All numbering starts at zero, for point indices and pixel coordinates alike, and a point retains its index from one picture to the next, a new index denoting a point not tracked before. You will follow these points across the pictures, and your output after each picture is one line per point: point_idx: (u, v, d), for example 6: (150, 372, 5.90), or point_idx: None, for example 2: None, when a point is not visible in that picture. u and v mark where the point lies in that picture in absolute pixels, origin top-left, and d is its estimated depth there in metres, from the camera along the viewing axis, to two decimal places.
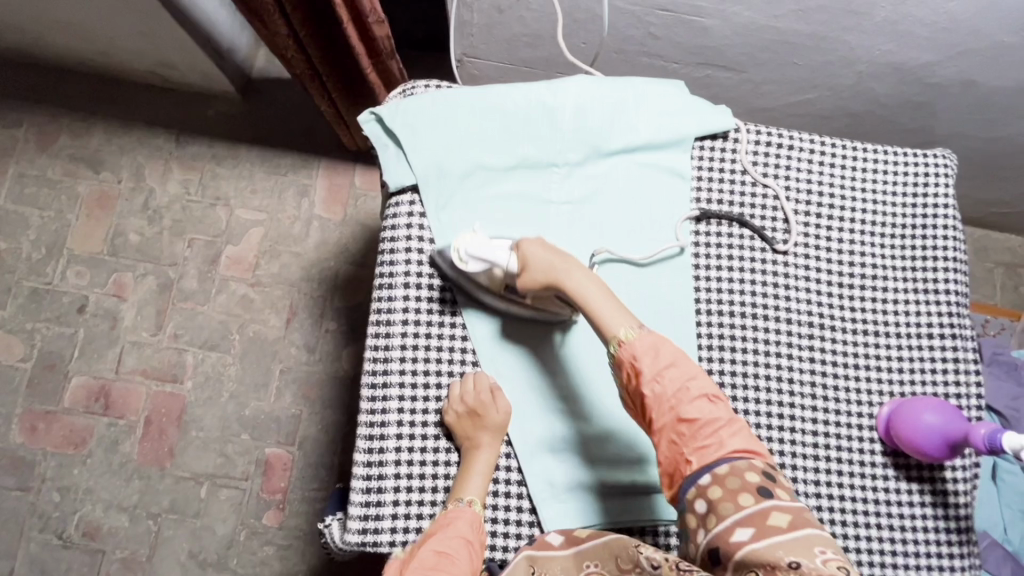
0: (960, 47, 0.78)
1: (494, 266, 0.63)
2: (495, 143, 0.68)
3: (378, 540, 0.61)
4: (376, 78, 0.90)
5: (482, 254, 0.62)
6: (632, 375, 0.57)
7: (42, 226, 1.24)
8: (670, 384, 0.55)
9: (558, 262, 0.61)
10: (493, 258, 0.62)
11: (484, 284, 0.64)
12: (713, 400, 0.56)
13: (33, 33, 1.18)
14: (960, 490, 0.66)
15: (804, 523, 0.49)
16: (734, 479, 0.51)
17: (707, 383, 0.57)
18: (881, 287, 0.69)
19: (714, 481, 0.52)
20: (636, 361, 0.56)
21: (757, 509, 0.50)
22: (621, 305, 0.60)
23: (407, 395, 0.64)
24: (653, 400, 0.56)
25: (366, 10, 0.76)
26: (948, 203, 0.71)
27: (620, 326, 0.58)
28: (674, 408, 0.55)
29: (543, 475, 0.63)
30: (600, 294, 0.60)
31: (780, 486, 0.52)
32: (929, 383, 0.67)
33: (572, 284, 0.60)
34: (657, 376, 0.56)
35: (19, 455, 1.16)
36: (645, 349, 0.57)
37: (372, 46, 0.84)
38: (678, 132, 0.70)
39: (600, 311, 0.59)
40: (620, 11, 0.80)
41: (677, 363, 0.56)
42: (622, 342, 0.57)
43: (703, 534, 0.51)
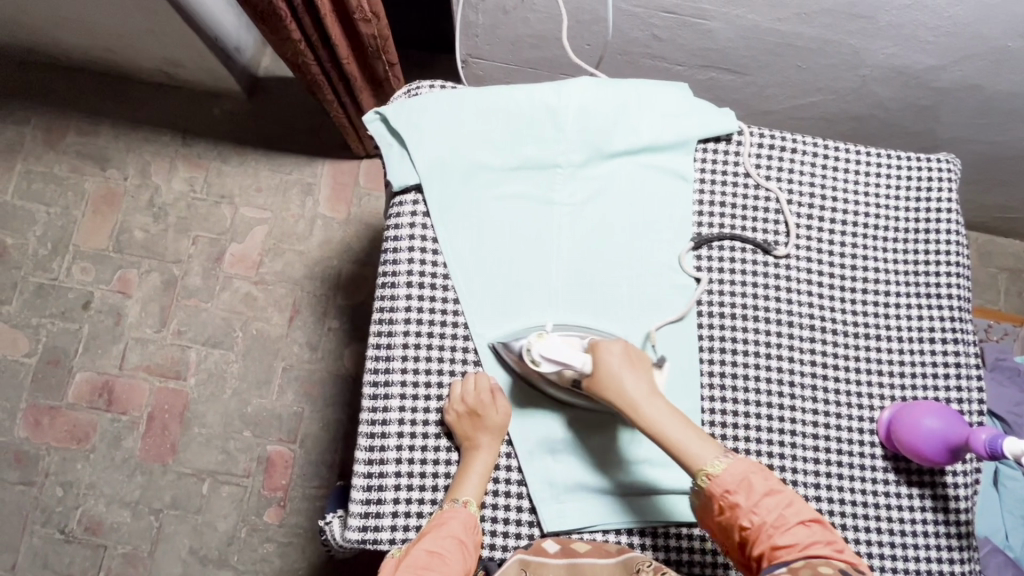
0: (964, 51, 0.78)
1: (566, 368, 0.60)
2: (500, 145, 0.68)
3: (378, 537, 0.61)
4: (356, 68, 0.88)
5: (556, 357, 0.59)
6: (727, 508, 0.54)
7: (49, 222, 1.25)
8: (769, 513, 0.53)
9: (638, 377, 0.59)
10: (566, 362, 0.59)
11: (553, 380, 0.62)
12: (809, 524, 0.53)
13: (41, 31, 1.19)
14: (960, 495, 0.66)
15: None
16: (809, 574, 0.49)
17: (804, 508, 0.54)
18: (883, 291, 0.69)
19: (789, 573, 0.49)
20: (730, 495, 0.54)
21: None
22: (700, 431, 0.58)
23: (408, 394, 0.64)
24: (752, 531, 0.53)
25: (353, 8, 0.74)
26: (950, 207, 0.71)
27: (706, 458, 0.56)
28: (772, 537, 0.52)
29: (543, 475, 0.63)
30: (680, 424, 0.58)
31: None
32: (930, 387, 0.67)
33: (651, 403, 0.58)
34: (755, 507, 0.53)
35: (23, 450, 1.16)
36: (740, 480, 0.54)
37: (357, 39, 0.82)
38: (681, 133, 0.70)
39: (684, 440, 0.57)
40: (624, 13, 0.81)
41: (776, 491, 0.54)
42: (710, 476, 0.55)
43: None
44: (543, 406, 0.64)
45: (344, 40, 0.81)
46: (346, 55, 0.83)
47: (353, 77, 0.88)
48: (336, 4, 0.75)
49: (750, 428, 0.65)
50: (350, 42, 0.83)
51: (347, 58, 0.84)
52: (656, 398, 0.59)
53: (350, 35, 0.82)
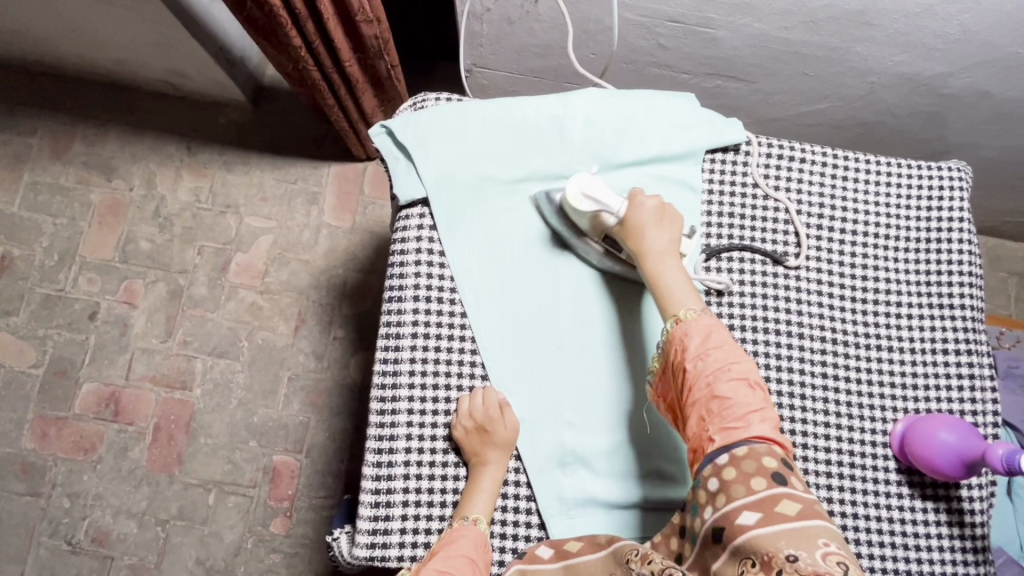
0: (973, 58, 0.77)
1: (603, 211, 0.63)
2: (507, 157, 0.68)
3: (387, 554, 0.61)
4: (358, 70, 0.87)
5: (598, 197, 0.63)
6: (678, 352, 0.57)
7: (55, 233, 1.25)
8: (712, 363, 0.55)
9: (663, 233, 0.62)
10: (606, 202, 0.63)
11: (587, 227, 0.65)
12: (753, 386, 0.55)
13: (46, 43, 1.19)
14: (976, 509, 0.65)
15: (814, 514, 0.47)
16: (751, 463, 0.51)
17: (751, 370, 0.56)
18: (895, 301, 0.69)
19: (730, 462, 0.51)
20: (686, 338, 0.57)
21: (768, 494, 0.49)
22: (695, 292, 0.61)
23: (416, 409, 0.64)
24: (692, 377, 0.55)
25: (354, 10, 0.73)
26: (962, 217, 0.70)
27: (682, 306, 0.59)
28: (710, 384, 0.54)
29: (553, 490, 0.62)
30: (679, 276, 0.61)
31: (795, 477, 0.51)
32: (943, 399, 0.66)
33: (663, 258, 0.61)
34: (702, 354, 0.55)
35: (30, 461, 1.16)
36: (698, 330, 0.57)
37: (359, 41, 0.82)
38: (690, 144, 0.69)
39: (676, 290, 0.60)
40: (630, 23, 0.80)
41: (724, 346, 0.56)
42: (679, 321, 0.58)
43: (710, 511, 0.50)
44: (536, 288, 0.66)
45: (345, 41, 0.81)
46: (347, 57, 0.83)
47: (353, 78, 0.88)
48: (337, 6, 0.74)
49: None
50: (353, 44, 0.82)
51: (348, 61, 0.83)
52: (671, 254, 0.62)
53: (352, 37, 0.82)
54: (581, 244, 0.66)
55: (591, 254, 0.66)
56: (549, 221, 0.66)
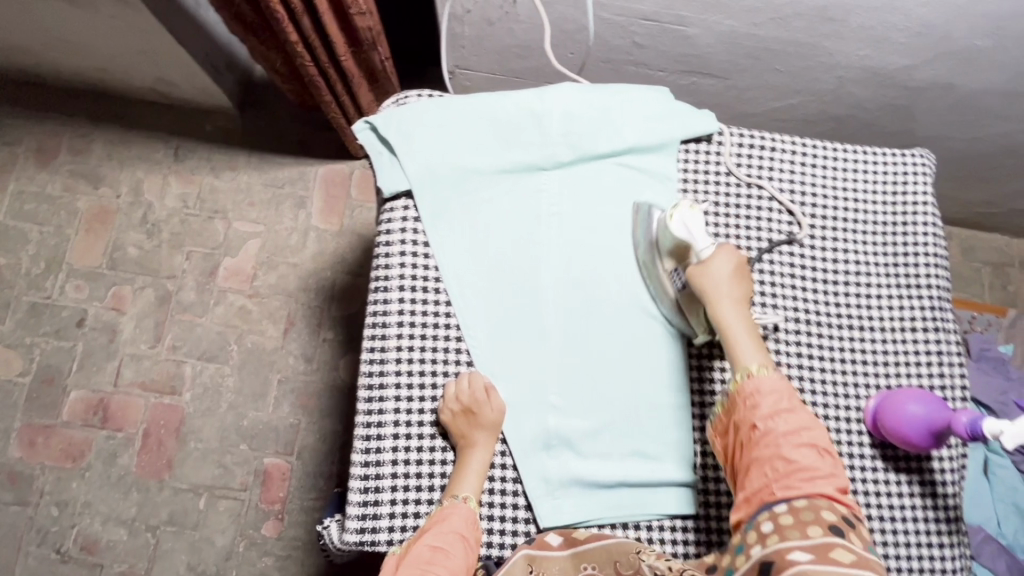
0: (934, 51, 0.81)
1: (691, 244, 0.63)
2: (487, 150, 0.70)
3: (376, 539, 0.62)
4: (354, 64, 0.89)
5: (692, 231, 0.63)
6: (745, 408, 0.57)
7: (42, 241, 1.25)
8: (783, 424, 0.55)
9: (739, 285, 0.62)
10: (695, 238, 0.63)
11: (668, 246, 0.65)
12: (822, 452, 0.55)
13: (32, 53, 1.20)
14: (947, 480, 0.67)
15: (869, 568, 0.48)
16: (809, 513, 0.51)
17: (821, 436, 0.56)
18: (864, 282, 0.71)
19: (789, 511, 0.52)
20: (756, 395, 0.57)
21: (824, 541, 0.50)
22: (763, 346, 0.60)
23: (403, 395, 0.65)
24: (759, 434, 0.56)
25: (348, 4, 0.75)
26: (925, 200, 0.73)
27: (753, 360, 0.59)
28: (777, 444, 0.54)
29: (537, 472, 0.64)
30: (749, 332, 0.60)
31: (854, 533, 0.51)
32: (913, 376, 0.69)
33: (733, 307, 0.61)
34: (772, 415, 0.56)
35: (17, 470, 1.16)
36: (769, 389, 0.57)
37: (353, 35, 0.83)
38: (664, 135, 0.72)
39: (744, 340, 0.60)
40: (606, 22, 0.83)
41: (796, 410, 0.56)
42: (751, 374, 0.58)
43: (758, 549, 0.51)
44: (520, 277, 0.68)
45: (341, 36, 0.82)
46: (343, 51, 0.85)
47: (350, 72, 0.89)
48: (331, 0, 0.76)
49: None
50: (347, 38, 0.84)
51: (344, 55, 0.85)
52: (741, 305, 0.61)
53: (347, 30, 0.83)
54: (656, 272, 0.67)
55: (661, 287, 0.67)
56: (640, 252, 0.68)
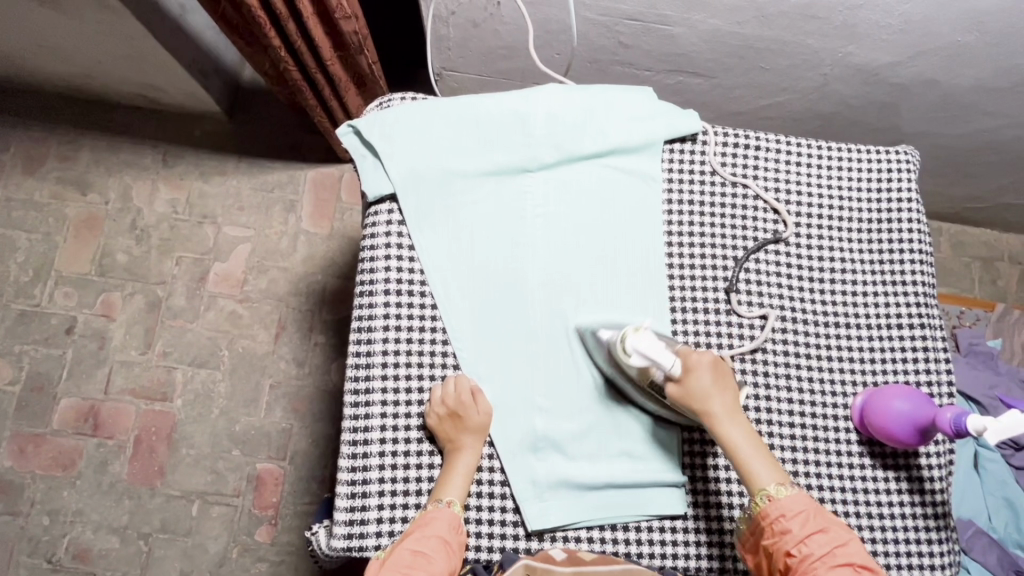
0: (917, 47, 0.81)
1: (656, 365, 0.59)
2: (471, 153, 0.69)
3: (364, 544, 0.61)
4: (340, 68, 0.89)
5: (651, 352, 0.58)
6: (776, 533, 0.56)
7: (30, 248, 1.24)
8: (818, 547, 0.54)
9: (723, 395, 0.60)
10: (658, 358, 0.59)
11: (633, 372, 0.61)
12: (859, 570, 0.53)
13: (17, 59, 1.19)
14: (935, 476, 0.67)
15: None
16: None
17: (856, 552, 0.54)
18: (850, 280, 0.71)
19: None
20: (784, 519, 0.56)
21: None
22: (768, 455, 0.60)
23: (389, 400, 0.65)
24: (795, 560, 0.54)
25: (333, 7, 0.75)
26: (910, 197, 0.74)
27: (768, 480, 0.58)
28: (814, 570, 0.53)
29: (525, 474, 0.63)
30: (752, 445, 0.60)
31: None
32: (900, 372, 0.69)
33: (731, 422, 0.60)
34: (805, 539, 0.54)
35: (7, 479, 1.15)
36: (795, 511, 0.56)
37: (339, 40, 0.83)
38: (649, 134, 0.72)
39: (752, 461, 0.59)
40: (590, 22, 0.83)
41: (827, 529, 0.55)
42: (770, 498, 0.57)
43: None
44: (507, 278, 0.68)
45: (326, 41, 0.82)
46: (328, 55, 0.84)
47: (336, 76, 0.89)
48: (316, 4, 0.76)
49: None
50: (333, 42, 0.84)
51: (329, 59, 0.85)
52: (733, 415, 0.60)
53: (332, 34, 0.83)
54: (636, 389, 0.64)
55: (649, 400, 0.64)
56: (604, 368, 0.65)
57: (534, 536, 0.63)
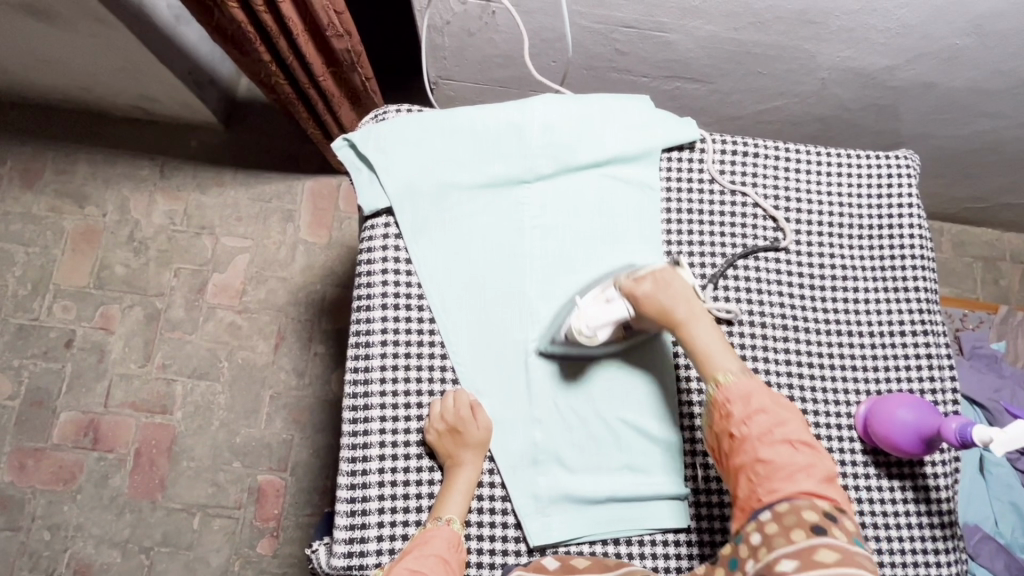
0: (915, 51, 0.80)
1: (619, 322, 0.62)
2: (468, 165, 0.69)
3: (364, 562, 0.61)
4: (333, 84, 0.88)
5: (605, 318, 0.61)
6: (723, 417, 0.58)
7: (28, 262, 1.24)
8: (757, 426, 0.56)
9: (676, 302, 0.62)
10: (614, 316, 0.61)
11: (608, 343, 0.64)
12: (799, 446, 0.55)
13: (13, 73, 1.19)
14: (941, 485, 0.66)
15: (854, 565, 0.48)
16: (791, 517, 0.52)
17: (797, 429, 0.56)
18: (851, 287, 0.71)
19: (773, 518, 0.52)
20: (729, 404, 0.58)
21: (809, 545, 0.50)
22: (725, 345, 0.61)
23: (388, 416, 0.64)
24: (738, 441, 0.57)
25: (325, 25, 0.75)
26: (911, 202, 0.73)
27: (719, 368, 0.60)
28: (755, 449, 0.55)
29: (527, 488, 0.63)
30: (708, 339, 0.61)
31: (838, 526, 0.51)
32: (903, 379, 0.68)
33: (700, 322, 0.62)
34: (745, 419, 0.56)
35: (7, 494, 1.15)
36: (740, 394, 0.58)
37: (332, 56, 0.83)
38: (647, 143, 0.71)
39: (707, 353, 0.60)
40: (585, 30, 0.83)
41: (768, 408, 0.57)
42: (719, 385, 0.59)
43: (753, 564, 0.51)
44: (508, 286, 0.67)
45: (319, 57, 0.82)
46: (321, 72, 0.84)
47: (329, 92, 0.89)
48: (307, 22, 0.75)
49: None
50: (326, 59, 0.83)
51: (322, 75, 0.84)
52: (693, 318, 0.62)
53: (325, 51, 0.82)
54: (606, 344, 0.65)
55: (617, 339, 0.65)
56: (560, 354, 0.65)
57: (536, 551, 0.62)
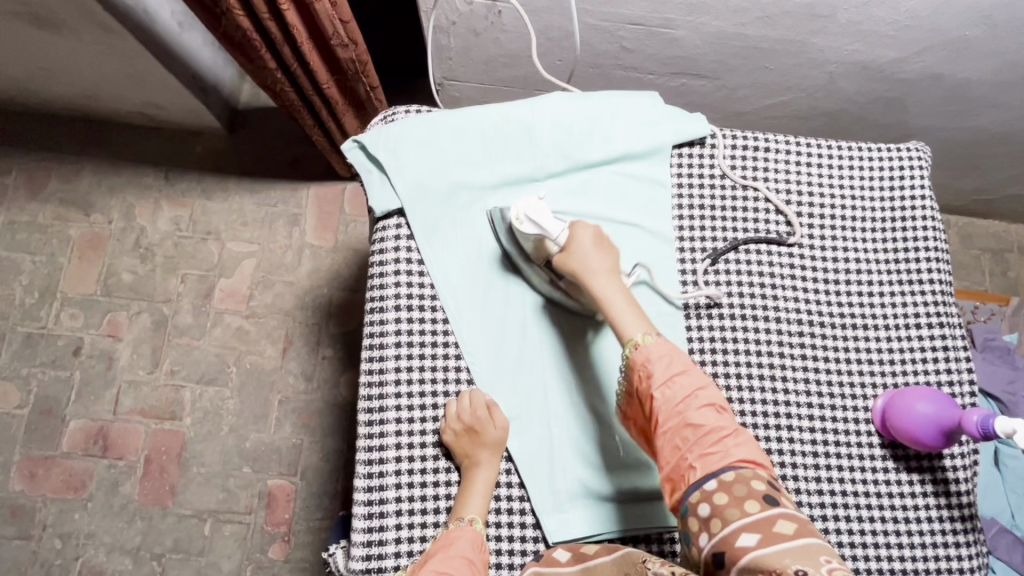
0: (923, 43, 0.80)
1: (545, 237, 0.63)
2: (478, 164, 0.69)
3: (383, 565, 0.60)
4: (337, 91, 0.88)
5: (541, 222, 0.63)
6: (644, 379, 0.57)
7: (35, 271, 1.24)
8: (679, 390, 0.56)
9: (603, 254, 0.63)
10: (547, 228, 0.63)
11: (531, 252, 0.65)
12: (721, 410, 0.56)
13: (16, 81, 1.19)
14: (960, 478, 0.66)
15: (810, 532, 0.47)
16: (741, 487, 0.51)
17: (715, 394, 0.57)
18: (866, 280, 0.70)
19: (720, 488, 0.51)
20: (649, 363, 0.57)
21: (763, 515, 0.48)
22: (641, 312, 0.61)
23: (404, 419, 0.64)
24: (660, 406, 0.56)
25: (330, 34, 0.74)
26: (924, 193, 0.73)
27: (637, 330, 0.60)
28: (682, 414, 0.55)
29: (545, 486, 0.63)
30: (622, 299, 0.61)
31: (783, 495, 0.51)
32: (920, 372, 0.68)
33: (604, 278, 0.61)
34: (667, 382, 0.56)
35: (18, 503, 1.14)
36: (658, 356, 0.58)
37: (336, 64, 0.83)
38: (657, 140, 0.71)
39: (622, 313, 0.60)
40: (592, 28, 0.83)
41: (688, 371, 0.57)
42: (638, 345, 0.59)
43: (706, 538, 0.49)
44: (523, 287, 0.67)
45: (323, 66, 0.82)
46: (325, 79, 0.84)
47: (333, 99, 0.89)
48: (312, 30, 0.75)
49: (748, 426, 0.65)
50: (330, 66, 0.83)
51: (326, 83, 0.84)
52: (613, 275, 0.62)
53: (329, 59, 0.82)
54: (528, 266, 0.66)
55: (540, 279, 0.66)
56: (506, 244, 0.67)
57: None
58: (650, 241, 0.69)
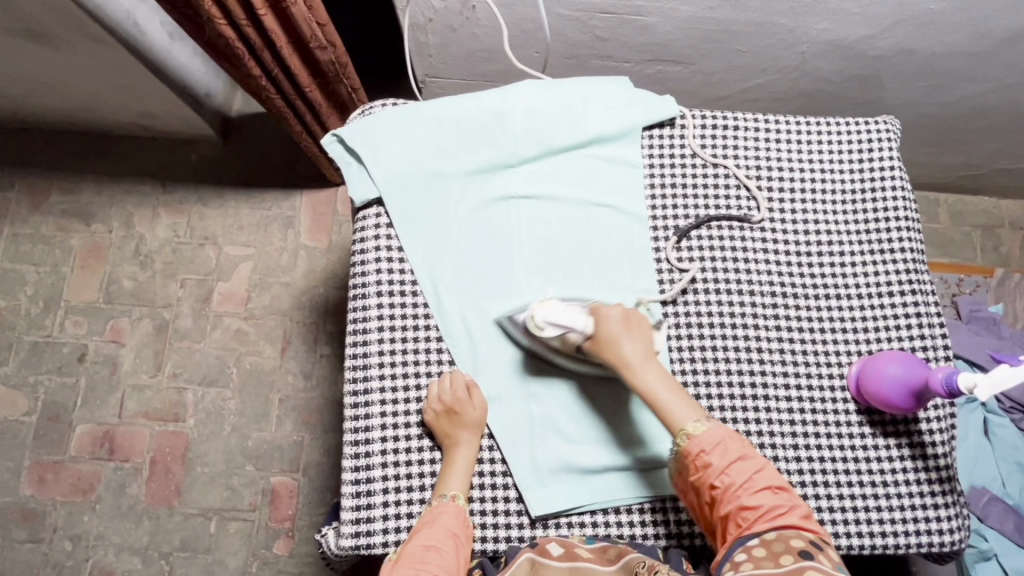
0: (890, 19, 0.81)
1: (569, 331, 0.63)
2: (454, 153, 0.71)
3: (371, 541, 0.62)
4: (320, 95, 0.91)
5: (560, 320, 0.62)
6: (700, 468, 0.58)
7: (38, 281, 1.27)
8: (738, 475, 0.57)
9: (636, 341, 0.62)
10: (570, 322, 0.62)
11: (555, 347, 0.64)
12: (778, 490, 0.57)
13: (15, 98, 1.23)
14: (937, 441, 0.67)
15: None
16: (780, 544, 0.53)
17: (773, 474, 0.58)
18: (838, 251, 0.72)
19: (761, 543, 0.53)
20: (704, 455, 0.58)
21: (795, 566, 0.51)
22: (686, 396, 0.61)
23: (389, 400, 0.66)
24: (720, 491, 0.57)
25: (308, 36, 0.76)
26: (892, 165, 0.74)
27: (688, 419, 0.59)
28: (739, 497, 0.56)
29: (527, 462, 0.64)
30: (666, 386, 0.61)
31: (824, 553, 0.53)
32: (893, 339, 0.69)
33: (643, 367, 0.61)
34: (726, 469, 0.57)
35: (29, 507, 1.17)
36: (714, 445, 0.58)
37: (317, 67, 0.85)
38: (627, 122, 0.73)
39: (671, 403, 0.60)
40: (564, 18, 0.85)
41: (746, 457, 0.58)
42: (690, 436, 0.58)
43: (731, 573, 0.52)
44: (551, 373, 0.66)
45: (304, 70, 0.84)
46: (307, 83, 0.86)
47: (316, 102, 0.91)
48: (291, 34, 0.77)
49: (724, 396, 0.67)
50: (311, 70, 0.86)
51: (308, 86, 0.87)
52: (651, 362, 0.62)
53: (310, 64, 0.85)
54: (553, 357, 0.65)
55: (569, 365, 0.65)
56: (521, 337, 0.66)
57: (538, 523, 0.64)
58: (624, 222, 0.71)
